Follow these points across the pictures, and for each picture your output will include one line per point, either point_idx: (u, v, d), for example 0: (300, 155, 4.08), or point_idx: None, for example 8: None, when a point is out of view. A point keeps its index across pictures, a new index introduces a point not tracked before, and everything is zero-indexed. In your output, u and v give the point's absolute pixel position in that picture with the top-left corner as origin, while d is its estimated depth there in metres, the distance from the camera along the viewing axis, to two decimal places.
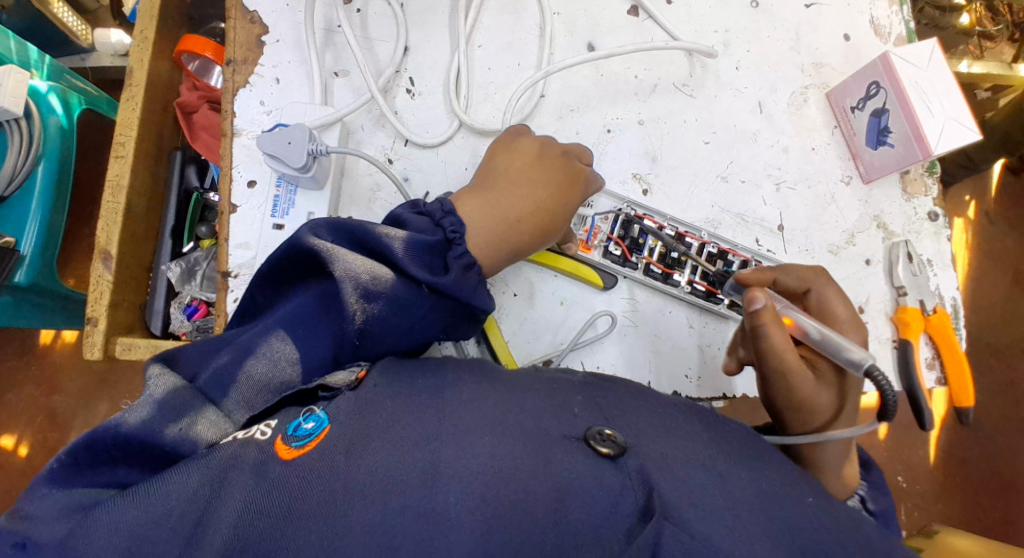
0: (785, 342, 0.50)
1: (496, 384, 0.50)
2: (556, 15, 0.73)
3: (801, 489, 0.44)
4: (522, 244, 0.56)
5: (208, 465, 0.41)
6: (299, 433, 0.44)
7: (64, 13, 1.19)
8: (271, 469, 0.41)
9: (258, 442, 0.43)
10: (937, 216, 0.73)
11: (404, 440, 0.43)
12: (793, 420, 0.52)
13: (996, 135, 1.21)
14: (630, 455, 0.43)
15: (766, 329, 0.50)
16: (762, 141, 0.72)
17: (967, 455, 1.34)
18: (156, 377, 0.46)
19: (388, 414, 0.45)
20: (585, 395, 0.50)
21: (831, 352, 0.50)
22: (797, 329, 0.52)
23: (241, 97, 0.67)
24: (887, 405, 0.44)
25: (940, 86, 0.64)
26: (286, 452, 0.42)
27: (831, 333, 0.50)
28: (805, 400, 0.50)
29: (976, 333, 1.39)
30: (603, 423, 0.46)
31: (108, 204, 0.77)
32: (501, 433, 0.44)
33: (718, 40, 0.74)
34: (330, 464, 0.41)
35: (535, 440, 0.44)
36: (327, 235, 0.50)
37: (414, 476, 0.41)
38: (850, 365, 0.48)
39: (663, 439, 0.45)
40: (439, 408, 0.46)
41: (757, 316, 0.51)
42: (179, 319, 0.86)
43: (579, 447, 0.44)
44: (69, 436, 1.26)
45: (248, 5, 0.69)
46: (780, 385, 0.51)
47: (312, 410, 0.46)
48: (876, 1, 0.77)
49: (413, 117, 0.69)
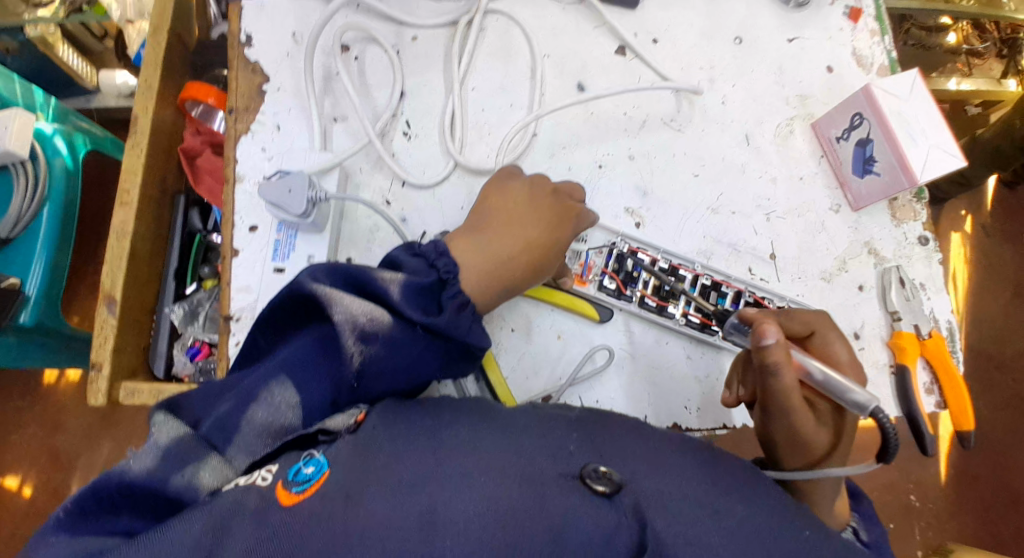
0: (793, 382, 0.49)
1: (493, 424, 0.50)
2: (546, 57, 0.75)
3: (797, 522, 0.44)
4: (517, 282, 0.57)
5: (211, 512, 0.41)
6: (298, 478, 0.45)
7: (70, 56, 1.22)
8: (271, 515, 0.41)
9: (258, 488, 0.44)
10: (927, 241, 0.74)
11: (401, 484, 0.43)
12: (789, 453, 0.52)
13: (987, 151, 1.22)
14: (625, 492, 0.44)
15: (775, 367, 0.49)
16: (751, 172, 0.74)
17: (978, 472, 1.33)
18: (159, 425, 0.47)
19: (386, 458, 0.46)
20: (580, 432, 0.51)
21: (836, 394, 0.50)
22: (803, 369, 0.51)
23: (242, 144, 0.69)
24: (890, 444, 0.46)
25: (923, 116, 0.65)
26: (286, 498, 0.43)
27: (837, 376, 0.50)
28: (803, 437, 0.51)
29: (980, 347, 1.38)
30: (598, 460, 0.47)
31: (113, 249, 0.78)
32: (498, 474, 0.45)
33: (704, 77, 0.76)
34: (328, 510, 0.42)
35: (531, 480, 0.44)
36: (325, 279, 0.51)
37: (413, 518, 0.41)
38: (856, 407, 0.49)
39: (656, 476, 0.46)
40: (437, 450, 0.46)
41: (768, 353, 0.49)
42: (182, 360, 0.90)
43: (574, 485, 0.44)
44: (72, 476, 1.26)
45: (249, 56, 0.71)
46: (783, 420, 0.51)
47: (311, 454, 0.47)
48: (857, 33, 0.79)
49: (409, 159, 0.70)
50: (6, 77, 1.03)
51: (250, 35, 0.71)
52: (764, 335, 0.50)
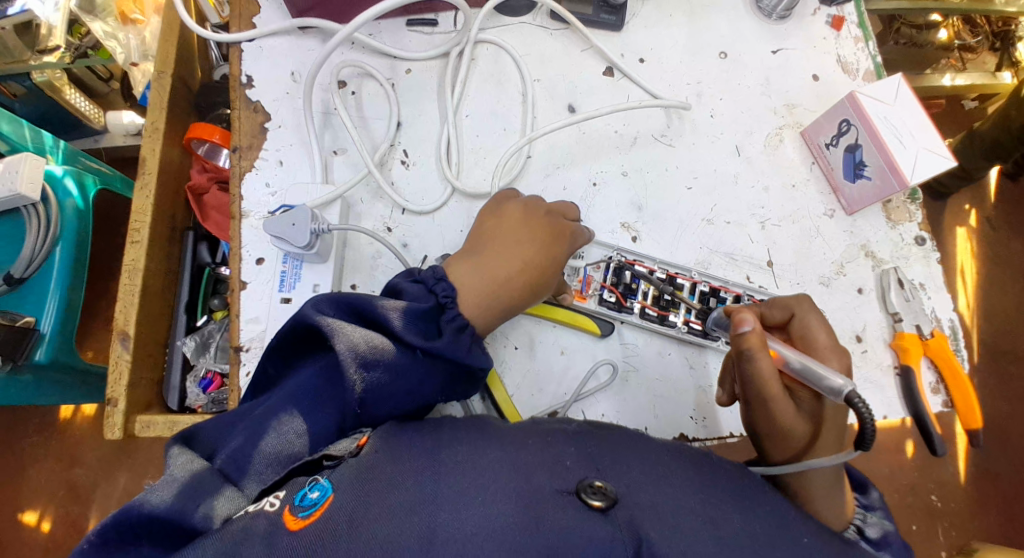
0: (770, 369, 0.51)
1: (495, 441, 0.51)
2: (538, 82, 0.77)
3: (797, 529, 0.47)
4: (515, 300, 0.59)
5: (221, 539, 0.43)
6: (305, 503, 0.46)
7: (76, 99, 1.26)
8: (280, 539, 0.42)
9: (267, 513, 0.45)
10: (924, 240, 0.75)
11: (401, 506, 0.44)
12: (773, 445, 0.54)
13: (986, 145, 1.22)
14: (620, 506, 0.45)
15: (751, 355, 0.51)
16: (743, 182, 0.75)
17: (996, 468, 1.31)
18: (175, 457, 0.49)
19: (388, 478, 0.47)
20: (577, 445, 0.52)
21: (812, 382, 0.50)
22: (781, 358, 0.53)
23: (247, 181, 0.71)
24: (868, 434, 0.45)
25: (910, 121, 0.66)
26: (293, 523, 0.44)
27: (813, 363, 0.51)
28: (783, 426, 0.52)
29: (992, 340, 1.38)
30: (594, 475, 0.48)
31: (125, 287, 0.81)
32: (500, 492, 0.45)
33: (692, 92, 0.78)
34: (333, 534, 0.43)
35: (531, 497, 0.45)
36: (329, 309, 0.52)
37: (415, 539, 0.42)
38: (831, 393, 0.49)
39: (652, 488, 0.47)
40: (438, 470, 0.47)
41: (743, 341, 0.52)
42: (195, 392, 0.91)
43: (571, 501, 0.45)
44: (91, 509, 1.28)
45: (250, 96, 0.74)
46: (763, 410, 0.53)
47: (316, 479, 0.48)
48: (842, 41, 0.81)
49: (409, 186, 0.72)
50: (14, 122, 1.06)
51: (250, 76, 0.74)
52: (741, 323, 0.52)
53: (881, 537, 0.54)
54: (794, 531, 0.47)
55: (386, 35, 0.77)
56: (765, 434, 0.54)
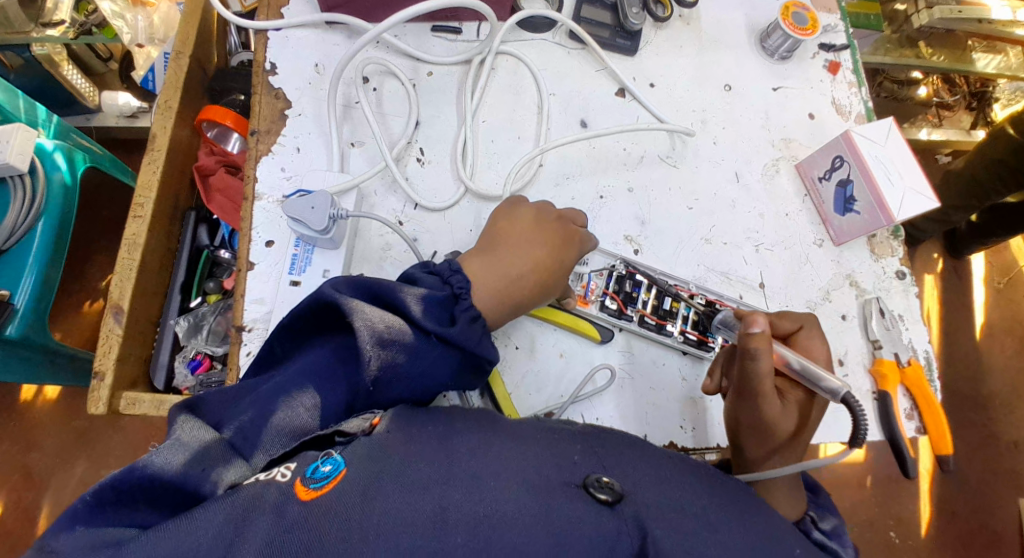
0: (768, 368, 0.56)
1: (501, 434, 0.53)
2: (552, 95, 0.80)
3: (790, 541, 0.50)
4: (525, 301, 0.61)
5: (232, 504, 0.43)
6: (317, 475, 0.47)
7: (73, 75, 1.25)
8: (290, 508, 0.43)
9: (279, 484, 0.46)
10: (904, 275, 0.80)
11: (412, 484, 0.46)
12: (755, 441, 0.59)
13: (965, 179, 1.28)
14: (626, 502, 0.47)
15: (755, 353, 0.56)
16: (740, 207, 0.79)
17: (957, 508, 1.36)
18: (182, 426, 0.49)
19: (399, 460, 0.48)
20: (583, 444, 0.54)
21: (809, 381, 0.56)
22: (781, 358, 0.58)
23: (264, 164, 0.72)
24: (859, 428, 0.49)
25: (899, 160, 0.71)
26: (305, 493, 0.45)
27: (811, 365, 0.57)
28: (769, 423, 0.57)
29: (954, 385, 1.43)
30: (600, 471, 0.50)
31: (124, 261, 0.81)
32: (508, 480, 0.47)
33: (696, 119, 0.82)
34: (344, 506, 0.44)
35: (539, 487, 0.47)
36: (347, 290, 0.54)
37: (425, 517, 0.44)
38: (827, 392, 0.54)
39: (655, 486, 0.50)
40: (447, 455, 0.49)
41: (752, 340, 0.56)
42: (182, 373, 0.90)
43: (579, 494, 0.47)
44: (43, 497, 1.24)
45: (273, 82, 0.75)
46: (752, 403, 0.58)
47: (329, 454, 0.49)
48: (836, 84, 0.86)
49: (423, 183, 0.74)
50: (10, 93, 1.05)
51: (274, 63, 0.76)
52: (753, 322, 0.56)
53: (833, 528, 0.59)
54: (788, 543, 0.50)
55: (410, 37, 0.79)
56: (751, 430, 0.59)
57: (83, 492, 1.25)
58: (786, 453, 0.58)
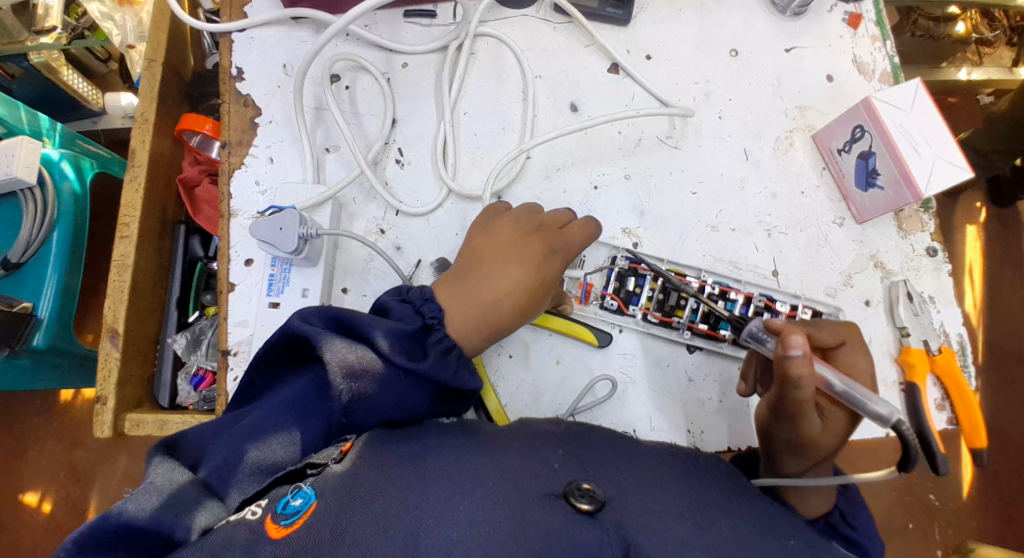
0: (811, 394, 0.51)
1: (478, 452, 0.49)
2: (539, 78, 0.74)
3: (782, 532, 0.47)
4: (510, 319, 0.57)
5: (200, 549, 0.41)
6: (287, 511, 0.44)
7: (75, 80, 1.16)
8: (260, 549, 0.41)
9: (248, 522, 0.44)
10: (935, 252, 0.72)
11: (388, 510, 0.43)
12: (792, 459, 0.54)
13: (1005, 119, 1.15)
14: (607, 509, 0.45)
15: (797, 378, 0.50)
16: (750, 188, 0.73)
17: (999, 466, 1.24)
18: (155, 469, 0.47)
19: (373, 484, 0.45)
20: (565, 448, 0.51)
21: (853, 404, 0.51)
22: (822, 378, 0.53)
23: (237, 179, 0.69)
24: (911, 454, 0.45)
25: (927, 129, 0.63)
26: (275, 531, 0.43)
27: (856, 387, 0.51)
28: (808, 441, 0.53)
29: (997, 340, 1.30)
30: (582, 477, 0.48)
31: (115, 283, 0.79)
32: (488, 502, 0.44)
33: (699, 91, 0.75)
34: (315, 543, 0.41)
35: (514, 502, 0.44)
36: (317, 321, 0.52)
37: (398, 546, 0.41)
38: (875, 418, 0.49)
39: (637, 491, 0.47)
40: (419, 477, 0.46)
41: (793, 366, 0.50)
42: (185, 390, 0.88)
43: (558, 504, 0.45)
44: (90, 492, 1.21)
45: (241, 89, 0.71)
46: (789, 422, 0.53)
47: (299, 486, 0.46)
48: (859, 39, 0.78)
49: (402, 187, 0.70)
50: (10, 104, 0.98)
51: (241, 68, 0.72)
52: (792, 344, 0.50)
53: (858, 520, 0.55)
54: (781, 533, 0.47)
55: (382, 27, 0.74)
56: (786, 447, 0.54)
57: (128, 486, 1.22)
58: (823, 467, 0.55)
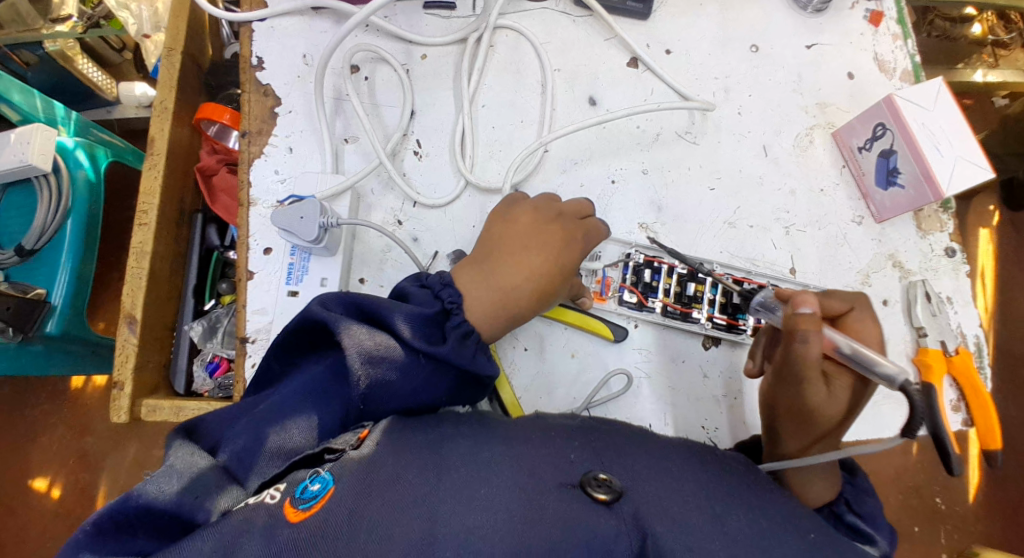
0: (817, 355, 0.50)
1: (497, 442, 0.49)
2: (557, 72, 0.74)
3: (804, 526, 0.47)
4: (528, 310, 0.57)
5: (221, 531, 0.41)
6: (305, 495, 0.45)
7: (88, 69, 1.16)
8: (279, 532, 0.41)
9: (268, 506, 0.44)
10: (953, 252, 0.72)
11: (406, 498, 0.43)
12: (795, 431, 0.54)
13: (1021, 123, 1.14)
14: (624, 501, 0.45)
15: (804, 336, 0.50)
16: (768, 184, 0.72)
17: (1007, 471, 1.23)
18: (176, 452, 0.48)
19: (391, 471, 0.45)
20: (582, 440, 0.51)
21: (862, 367, 0.49)
22: (829, 342, 0.51)
23: (256, 167, 0.69)
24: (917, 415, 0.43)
25: (950, 127, 0.63)
26: (294, 515, 0.43)
27: (864, 349, 0.49)
28: (812, 409, 0.52)
29: (1007, 343, 1.29)
30: (599, 468, 0.48)
31: (133, 270, 0.80)
32: (505, 491, 0.44)
33: (718, 87, 0.75)
34: (334, 527, 0.42)
35: (532, 492, 0.44)
36: (337, 307, 0.52)
37: (416, 534, 0.41)
38: (884, 379, 0.47)
39: (654, 480, 0.47)
40: (439, 466, 0.46)
41: (799, 321, 0.51)
42: (202, 377, 0.89)
43: (575, 494, 0.45)
44: (100, 478, 1.22)
45: (261, 79, 0.71)
46: (794, 387, 0.53)
47: (317, 472, 0.46)
48: (879, 37, 0.77)
49: (421, 177, 0.70)
50: (26, 92, 0.97)
51: (261, 57, 0.72)
52: (802, 303, 0.52)
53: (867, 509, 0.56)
54: (801, 526, 0.46)
55: (402, 18, 0.74)
56: (791, 417, 0.55)
57: (137, 474, 1.23)
58: (825, 443, 0.54)
